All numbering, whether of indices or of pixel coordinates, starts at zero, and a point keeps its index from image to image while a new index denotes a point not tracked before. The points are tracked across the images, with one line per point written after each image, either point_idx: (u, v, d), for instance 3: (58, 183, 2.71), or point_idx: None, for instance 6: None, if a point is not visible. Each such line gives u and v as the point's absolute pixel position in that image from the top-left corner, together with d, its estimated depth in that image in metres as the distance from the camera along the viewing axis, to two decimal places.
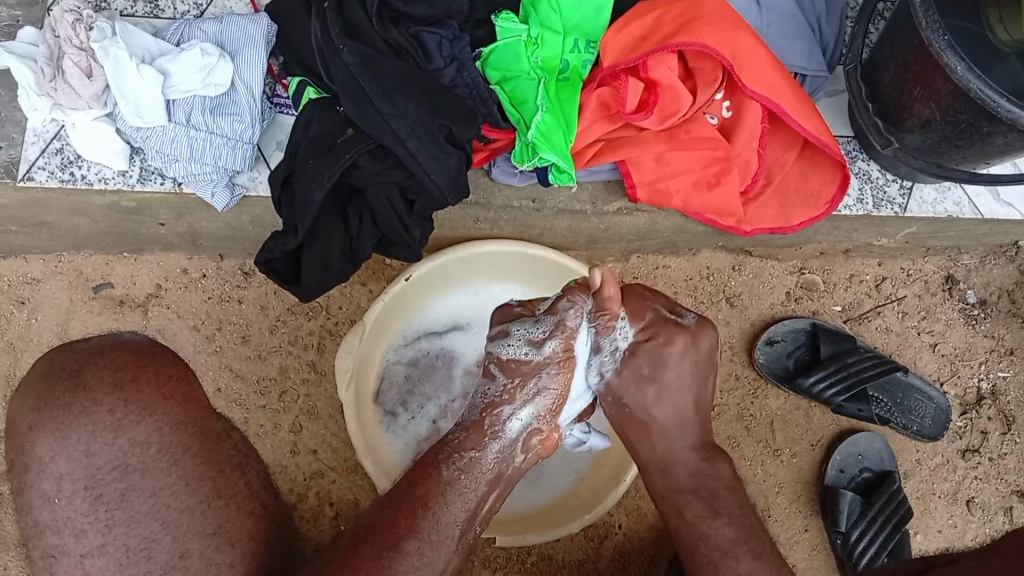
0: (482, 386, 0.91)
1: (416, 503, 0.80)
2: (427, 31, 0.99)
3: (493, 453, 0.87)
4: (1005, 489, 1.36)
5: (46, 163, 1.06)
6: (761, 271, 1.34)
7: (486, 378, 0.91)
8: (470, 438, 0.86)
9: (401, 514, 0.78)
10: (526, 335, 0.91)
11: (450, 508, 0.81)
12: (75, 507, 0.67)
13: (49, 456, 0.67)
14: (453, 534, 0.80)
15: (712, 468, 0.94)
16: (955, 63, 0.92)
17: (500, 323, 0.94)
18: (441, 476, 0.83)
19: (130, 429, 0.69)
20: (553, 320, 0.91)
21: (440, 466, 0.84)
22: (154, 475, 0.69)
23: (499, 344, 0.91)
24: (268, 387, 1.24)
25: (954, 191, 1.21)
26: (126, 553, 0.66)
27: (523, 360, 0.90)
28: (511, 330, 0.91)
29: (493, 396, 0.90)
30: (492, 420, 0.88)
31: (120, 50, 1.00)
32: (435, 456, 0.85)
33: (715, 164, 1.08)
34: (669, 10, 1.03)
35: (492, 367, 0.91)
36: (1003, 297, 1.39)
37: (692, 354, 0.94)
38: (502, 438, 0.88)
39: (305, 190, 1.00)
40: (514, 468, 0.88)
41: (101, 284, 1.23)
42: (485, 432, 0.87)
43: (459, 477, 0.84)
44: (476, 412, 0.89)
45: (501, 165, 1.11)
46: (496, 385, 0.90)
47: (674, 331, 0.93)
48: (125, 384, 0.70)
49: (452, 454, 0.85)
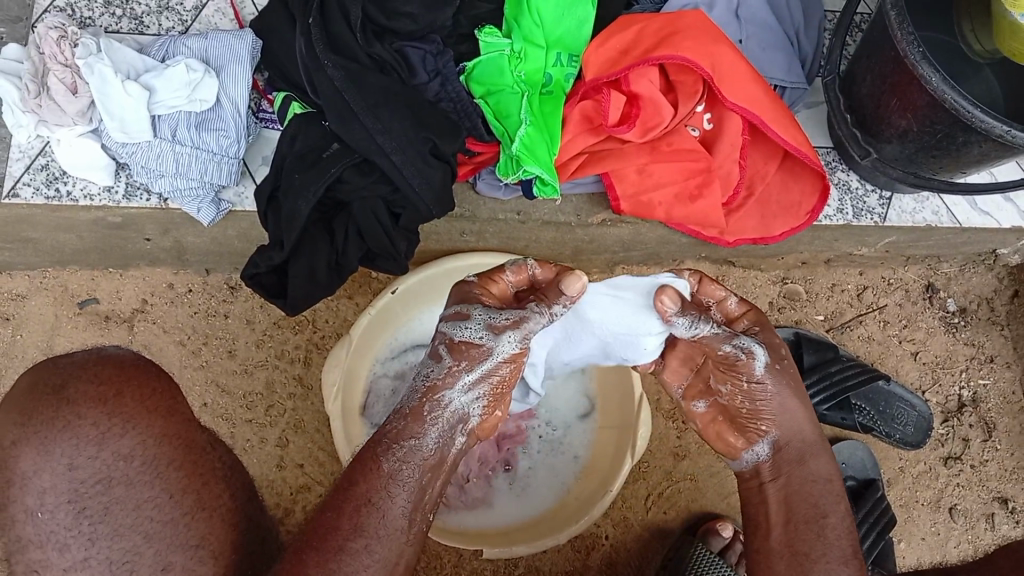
0: (426, 367, 0.90)
1: (361, 501, 0.79)
2: (411, 46, 1.01)
3: (432, 440, 0.87)
4: (987, 496, 1.37)
5: (32, 179, 1.06)
6: (744, 281, 1.36)
7: (432, 358, 0.90)
8: (408, 427, 0.86)
9: (344, 514, 0.77)
10: (486, 319, 0.90)
11: (395, 501, 0.81)
12: (58, 521, 0.60)
13: (33, 470, 0.60)
14: (401, 526, 0.80)
15: None
16: (929, 73, 0.93)
17: (456, 302, 0.92)
18: (383, 469, 0.82)
19: (114, 442, 0.62)
20: (519, 313, 0.90)
21: (380, 459, 0.83)
22: (138, 487, 0.62)
23: (455, 326, 0.90)
24: (254, 402, 1.24)
25: (933, 200, 1.23)
26: (109, 569, 0.60)
27: (476, 344, 0.89)
28: (471, 313, 0.89)
29: (436, 377, 0.89)
30: (431, 406, 0.88)
31: (105, 66, 1.00)
32: (373, 448, 0.84)
33: (697, 176, 1.09)
34: (649, 24, 1.05)
35: (441, 348, 0.90)
36: (982, 305, 1.41)
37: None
38: (441, 423, 0.88)
39: (291, 206, 1.00)
40: (455, 452, 0.89)
41: (87, 300, 1.23)
42: (423, 419, 0.87)
43: (401, 469, 0.83)
44: (415, 398, 0.88)
45: (485, 179, 1.12)
46: (440, 367, 0.89)
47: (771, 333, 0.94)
48: (108, 400, 0.64)
49: (392, 445, 0.84)
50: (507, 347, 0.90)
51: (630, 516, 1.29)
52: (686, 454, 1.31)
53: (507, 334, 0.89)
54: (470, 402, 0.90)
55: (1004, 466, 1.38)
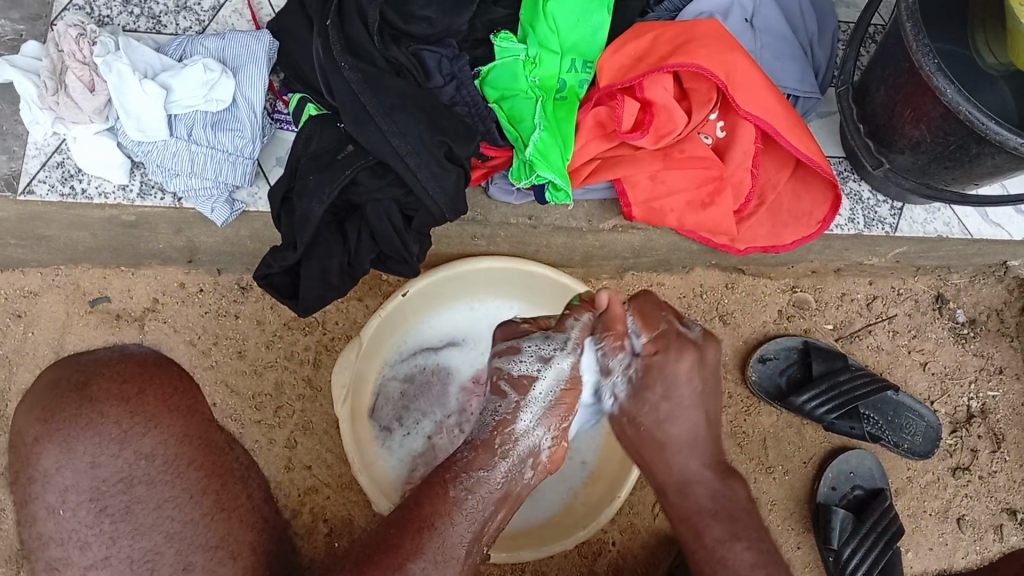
0: (492, 404, 0.94)
1: (423, 523, 0.83)
2: (427, 49, 1.02)
3: (503, 472, 0.90)
4: (995, 507, 1.37)
5: (47, 177, 1.07)
6: (754, 289, 1.36)
7: (496, 394, 0.94)
8: (478, 458, 0.89)
9: (406, 532, 0.82)
10: (537, 351, 0.95)
11: (456, 529, 0.85)
12: (80, 519, 0.68)
13: (55, 467, 0.69)
14: (458, 555, 0.84)
15: (728, 490, 0.90)
16: (944, 85, 0.93)
17: (505, 339, 0.97)
18: (448, 497, 0.86)
19: (136, 441, 0.71)
20: (563, 337, 0.95)
21: (449, 485, 0.87)
22: (159, 487, 0.70)
23: (511, 360, 0.95)
24: (264, 402, 1.25)
25: (944, 211, 1.23)
26: (131, 565, 0.68)
27: (534, 376, 0.94)
28: (522, 347, 0.95)
29: (504, 412, 0.93)
30: (502, 438, 0.91)
31: (123, 65, 1.01)
32: (444, 474, 0.88)
33: (709, 183, 1.09)
34: (665, 31, 1.05)
35: (503, 385, 0.94)
36: (992, 316, 1.41)
37: (700, 370, 0.92)
38: (513, 456, 0.91)
39: (304, 208, 1.01)
40: (523, 484, 0.92)
41: (99, 298, 1.24)
42: (494, 451, 0.90)
43: (466, 498, 0.87)
44: (487, 431, 0.92)
45: (498, 183, 1.13)
46: (507, 403, 0.93)
47: (683, 347, 0.91)
48: (130, 397, 0.72)
49: (460, 474, 0.88)
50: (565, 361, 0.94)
51: (637, 523, 1.29)
52: None
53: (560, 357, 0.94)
54: (539, 436, 0.93)
55: (1013, 478, 1.38)
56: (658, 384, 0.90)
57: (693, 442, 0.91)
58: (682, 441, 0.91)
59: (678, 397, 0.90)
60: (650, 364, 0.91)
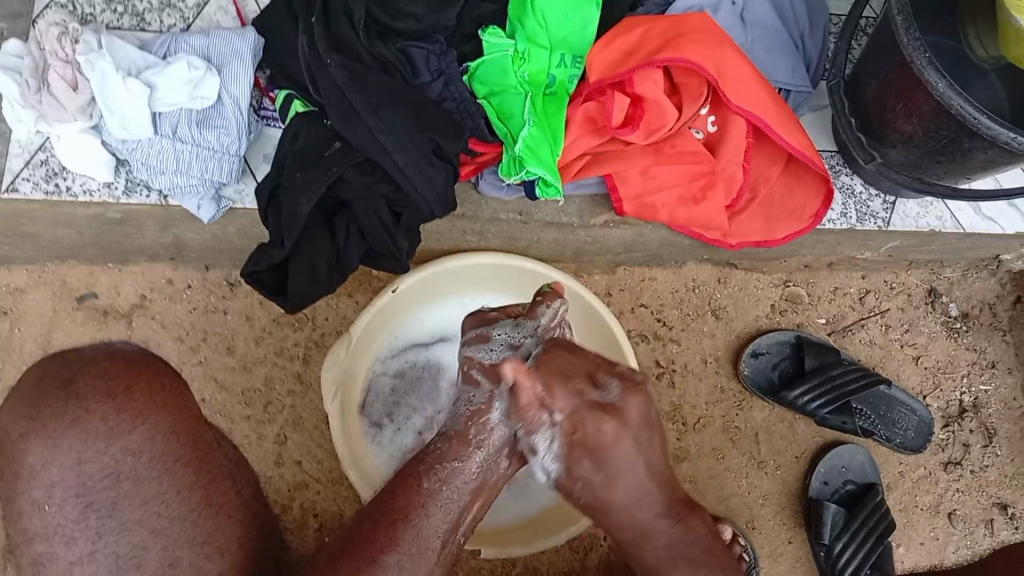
0: (467, 393, 0.92)
1: (397, 516, 0.82)
2: (413, 46, 1.00)
3: (478, 463, 0.88)
4: (987, 502, 1.37)
5: (31, 174, 1.05)
6: (746, 284, 1.35)
7: (469, 383, 0.92)
8: (452, 449, 0.88)
9: (380, 527, 0.80)
10: (506, 339, 0.95)
11: (431, 520, 0.83)
12: (66, 514, 0.66)
13: (40, 463, 0.66)
14: (434, 546, 0.83)
15: (684, 532, 0.92)
16: (935, 79, 0.92)
17: (475, 330, 0.98)
18: (422, 488, 0.85)
19: (123, 437, 0.68)
20: (532, 325, 0.96)
21: (422, 477, 0.86)
22: (146, 483, 0.68)
23: (480, 349, 0.95)
24: (253, 399, 1.24)
25: (937, 205, 1.22)
26: (116, 561, 0.65)
27: (500, 359, 0.93)
28: (491, 335, 0.96)
29: (478, 402, 0.90)
30: (477, 429, 0.88)
31: (106, 63, 1.00)
32: (417, 467, 0.87)
33: (700, 178, 1.09)
34: (654, 26, 1.04)
35: (476, 374, 0.92)
36: (985, 310, 1.41)
37: (627, 431, 0.85)
38: (488, 446, 0.89)
39: (292, 204, 1.00)
40: (499, 475, 0.91)
41: (86, 295, 1.23)
42: (469, 442, 0.88)
43: (440, 489, 0.86)
44: (461, 421, 0.90)
45: (488, 178, 1.11)
46: (482, 391, 0.91)
47: (601, 418, 0.83)
48: (118, 394, 0.69)
49: (434, 466, 0.87)
50: (531, 347, 0.93)
51: None
52: (685, 456, 1.31)
53: (527, 341, 0.94)
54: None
55: (1004, 472, 1.38)
56: (586, 457, 0.86)
57: (637, 499, 0.89)
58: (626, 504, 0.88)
59: (611, 468, 0.86)
60: (574, 443, 0.85)
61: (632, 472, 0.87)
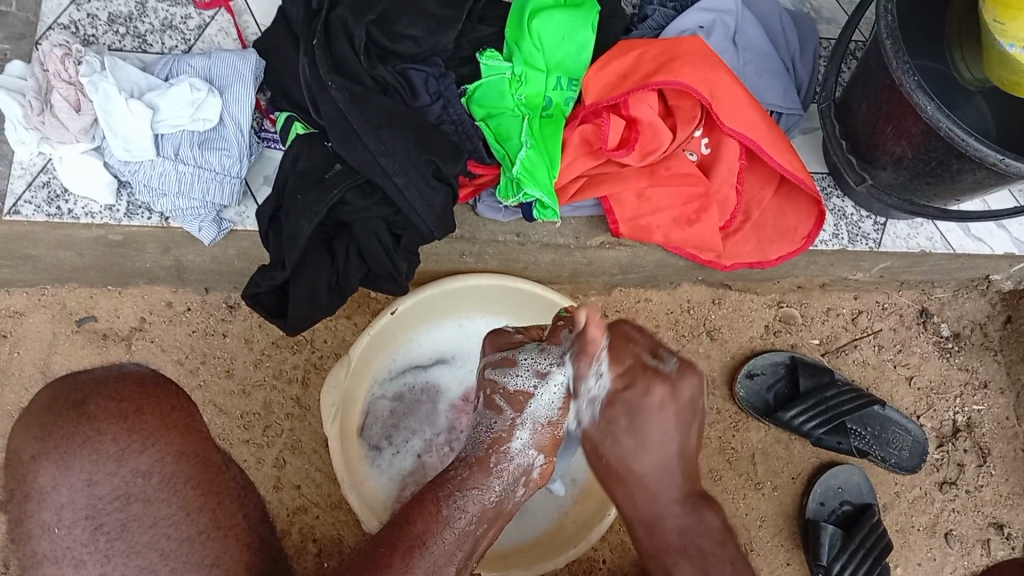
0: (487, 420, 0.95)
1: (415, 542, 0.81)
2: (413, 68, 1.03)
3: (496, 491, 0.91)
4: (983, 521, 1.37)
5: (33, 197, 1.06)
6: (740, 305, 1.37)
7: (491, 411, 0.95)
8: (473, 476, 0.90)
9: (396, 553, 0.79)
10: (533, 365, 0.95)
11: (443, 543, 0.83)
12: (75, 537, 0.65)
13: (51, 484, 0.65)
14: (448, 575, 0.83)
15: (699, 523, 0.93)
16: (924, 102, 0.94)
17: (504, 350, 0.99)
18: (440, 515, 0.85)
19: (133, 458, 0.67)
20: (557, 350, 0.95)
21: (441, 504, 0.86)
22: (155, 505, 0.66)
23: (506, 373, 0.96)
24: (251, 421, 1.24)
25: (926, 226, 1.24)
26: None
27: (526, 390, 0.94)
28: (518, 360, 0.96)
29: (500, 429, 0.94)
30: (496, 458, 0.92)
31: (109, 85, 1.01)
32: (437, 493, 0.88)
33: (694, 201, 1.11)
34: (649, 50, 1.06)
35: (498, 400, 0.95)
36: (976, 330, 1.43)
37: (673, 403, 0.90)
38: (493, 472, 0.91)
39: (293, 226, 1.01)
40: (514, 503, 0.92)
41: (85, 318, 1.23)
42: (489, 470, 0.91)
43: (458, 517, 0.86)
44: (481, 449, 0.93)
45: (486, 201, 1.13)
46: (503, 420, 0.94)
47: (653, 380, 0.89)
48: (129, 416, 0.68)
49: (454, 492, 0.88)
50: (557, 381, 0.94)
51: (627, 539, 1.29)
52: None
53: (554, 372, 0.94)
54: (531, 456, 0.94)
55: (999, 491, 1.38)
56: (623, 416, 0.90)
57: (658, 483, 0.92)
58: (648, 476, 0.91)
59: (644, 434, 0.90)
60: (617, 398, 0.90)
61: (662, 446, 0.91)
